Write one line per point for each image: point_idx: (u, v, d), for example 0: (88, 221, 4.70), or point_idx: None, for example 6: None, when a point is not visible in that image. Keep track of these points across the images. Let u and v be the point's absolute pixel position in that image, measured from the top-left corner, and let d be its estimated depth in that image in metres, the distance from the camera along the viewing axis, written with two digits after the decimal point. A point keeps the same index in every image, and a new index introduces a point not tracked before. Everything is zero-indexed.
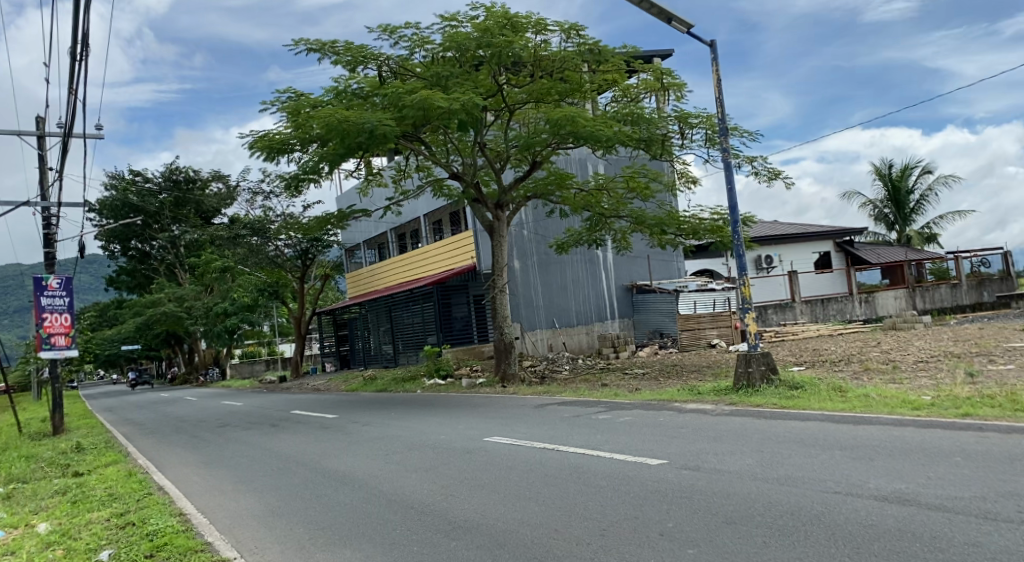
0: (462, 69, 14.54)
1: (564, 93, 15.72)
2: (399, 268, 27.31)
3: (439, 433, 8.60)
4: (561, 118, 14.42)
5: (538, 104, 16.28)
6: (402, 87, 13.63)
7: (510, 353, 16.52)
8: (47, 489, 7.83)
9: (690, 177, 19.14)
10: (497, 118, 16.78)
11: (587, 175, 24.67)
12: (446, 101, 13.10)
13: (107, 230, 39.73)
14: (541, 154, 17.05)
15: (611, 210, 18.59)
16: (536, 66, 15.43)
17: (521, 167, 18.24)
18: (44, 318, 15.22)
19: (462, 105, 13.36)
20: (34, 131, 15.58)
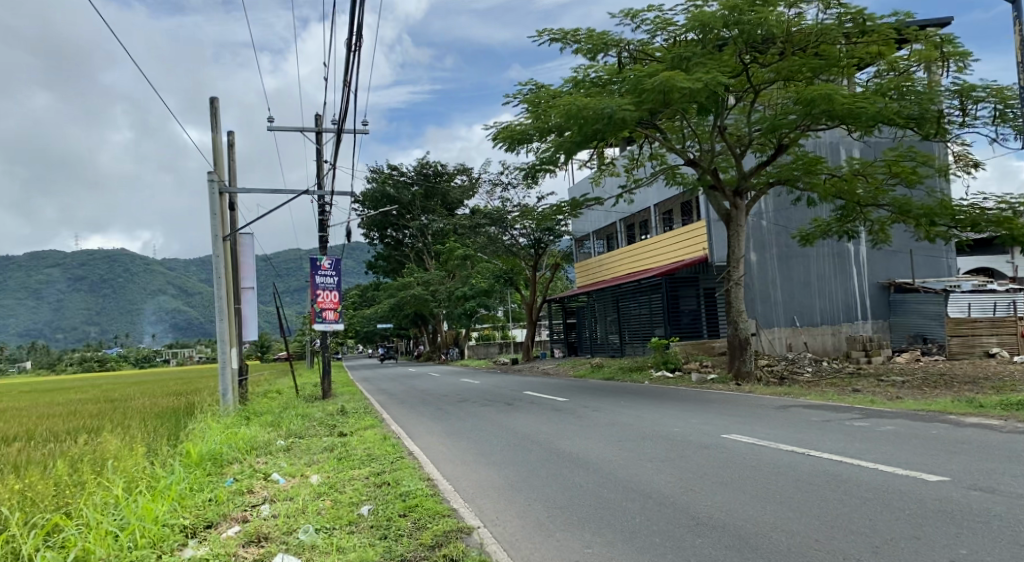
0: (703, 50, 13.82)
1: (819, 70, 14.05)
2: (627, 258, 27.14)
3: (671, 425, 8.27)
4: (816, 96, 12.98)
5: (787, 83, 14.85)
6: (642, 71, 13.39)
7: (745, 350, 15.44)
8: (318, 446, 9.06)
9: (971, 160, 16.15)
10: (739, 100, 15.73)
11: (840, 161, 22.15)
12: (688, 81, 12.64)
13: (370, 219, 45.25)
14: (788, 137, 15.28)
15: (869, 197, 16.40)
16: (785, 43, 13.90)
17: (764, 152, 16.78)
18: (318, 294, 17.71)
19: (705, 85, 12.73)
20: (318, 134, 18.12)
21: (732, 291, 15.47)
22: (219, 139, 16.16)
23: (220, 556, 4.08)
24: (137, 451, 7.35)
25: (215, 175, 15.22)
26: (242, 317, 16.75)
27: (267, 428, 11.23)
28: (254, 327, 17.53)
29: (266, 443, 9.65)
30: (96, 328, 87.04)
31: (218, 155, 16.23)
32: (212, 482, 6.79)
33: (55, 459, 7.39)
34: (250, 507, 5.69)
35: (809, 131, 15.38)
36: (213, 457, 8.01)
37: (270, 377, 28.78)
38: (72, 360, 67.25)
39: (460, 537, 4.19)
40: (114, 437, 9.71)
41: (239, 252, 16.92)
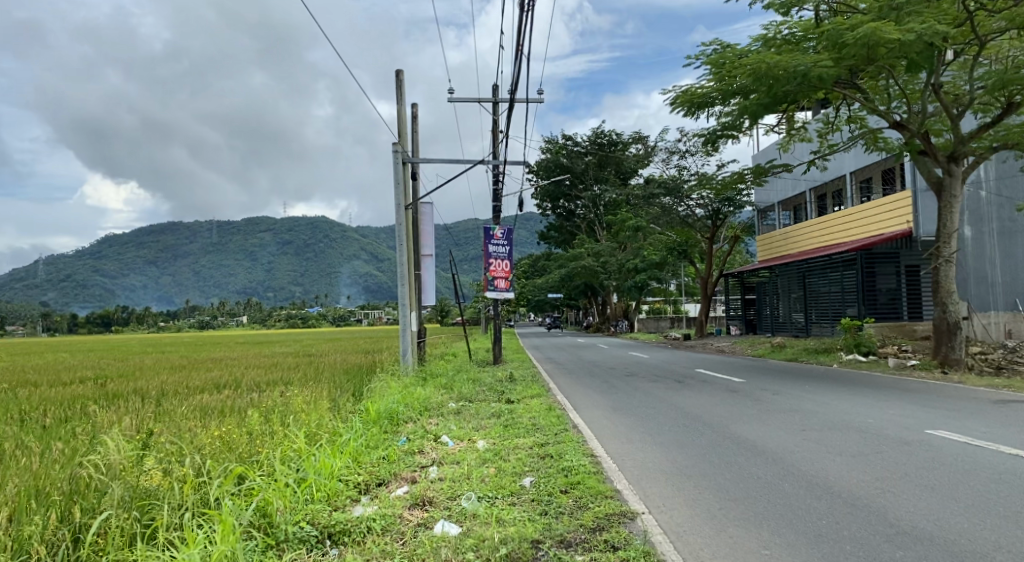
0: None
1: None
2: (817, 231, 24.81)
3: (864, 416, 7.34)
4: None
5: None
6: (843, 21, 11.90)
7: (956, 335, 13.03)
8: (485, 411, 9.33)
9: None
10: (959, 53, 13.17)
11: None
12: (899, 32, 11.07)
13: (543, 188, 45.83)
14: (1023, 94, 12.36)
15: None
16: None
17: (991, 111, 13.90)
18: (491, 263, 18.23)
19: (922, 34, 11.03)
20: (495, 107, 18.46)
21: (941, 270, 13.30)
22: (403, 114, 17.07)
23: (388, 516, 4.45)
24: (325, 407, 8.22)
25: (399, 147, 16.14)
26: (423, 283, 17.82)
27: (440, 391, 11.81)
28: (432, 293, 18.54)
29: (438, 405, 10.17)
30: (302, 289, 97.93)
31: (402, 128, 17.14)
32: (387, 440, 7.41)
33: (260, 408, 8.46)
34: (418, 469, 6.21)
35: None
36: (389, 416, 8.66)
37: (447, 340, 30.49)
38: (283, 316, 76.44)
39: (622, 522, 4.02)
40: (310, 390, 10.81)
41: (420, 221, 17.89)
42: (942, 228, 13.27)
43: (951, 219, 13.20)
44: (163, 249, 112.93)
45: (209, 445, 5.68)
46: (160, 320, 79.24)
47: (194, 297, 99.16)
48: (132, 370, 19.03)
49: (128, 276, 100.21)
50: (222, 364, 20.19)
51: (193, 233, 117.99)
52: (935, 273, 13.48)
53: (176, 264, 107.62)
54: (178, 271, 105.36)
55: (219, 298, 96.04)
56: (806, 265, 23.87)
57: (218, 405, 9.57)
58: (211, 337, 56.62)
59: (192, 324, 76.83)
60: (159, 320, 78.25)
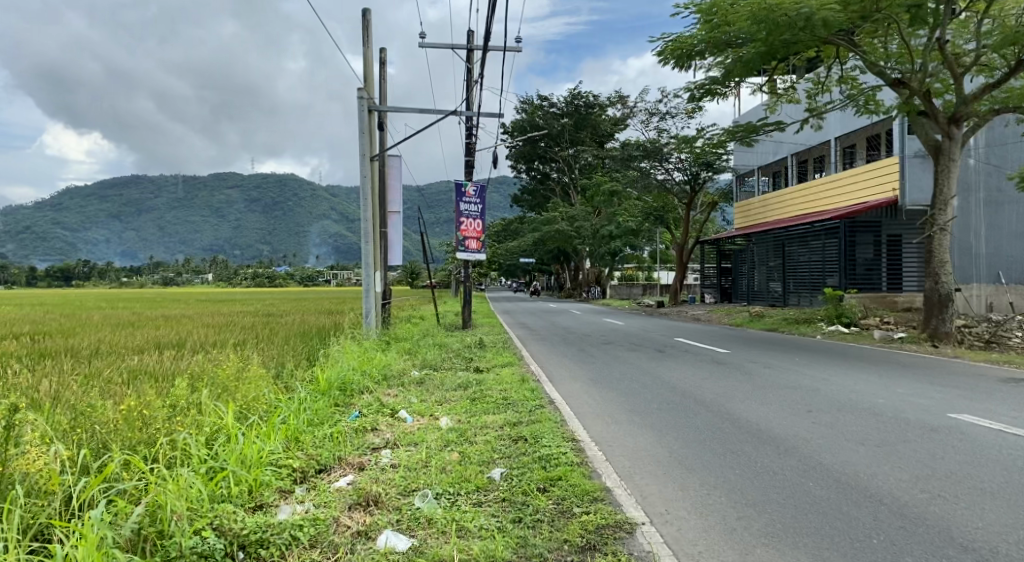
0: None
1: None
2: (797, 198, 24.15)
3: (872, 395, 6.57)
4: None
5: None
6: None
7: (948, 307, 12.20)
8: (451, 381, 8.41)
9: None
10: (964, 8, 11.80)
11: None
12: None
13: (518, 150, 44.51)
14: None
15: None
16: None
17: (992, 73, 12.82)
18: (461, 222, 17.14)
19: None
20: (469, 54, 17.21)
21: (934, 239, 12.33)
22: (370, 57, 15.71)
23: (319, 524, 3.52)
24: (267, 376, 7.26)
25: (365, 92, 14.81)
26: (388, 242, 16.65)
27: (402, 357, 10.88)
28: (399, 253, 17.42)
29: (400, 372, 9.28)
30: (271, 248, 95.41)
31: (369, 73, 15.79)
32: (336, 415, 6.51)
33: (190, 375, 7.43)
34: (368, 453, 5.36)
35: None
36: (340, 387, 7.72)
37: (416, 303, 29.51)
38: (251, 275, 74.40)
39: (619, 538, 3.16)
40: (259, 355, 9.77)
41: (387, 174, 16.65)
42: (937, 194, 12.26)
43: (948, 184, 12.17)
44: (125, 202, 108.81)
45: (110, 420, 4.69)
46: (122, 274, 76.50)
47: (158, 252, 96.02)
48: (74, 326, 17.65)
49: (89, 229, 96.32)
50: (175, 322, 18.96)
51: (157, 187, 113.94)
52: (928, 242, 12.54)
53: (139, 218, 103.84)
54: (141, 225, 101.70)
55: (184, 254, 93.12)
56: (785, 234, 23.27)
57: (147, 369, 8.47)
58: (178, 293, 54.69)
59: (155, 280, 74.25)
60: (121, 275, 75.50)
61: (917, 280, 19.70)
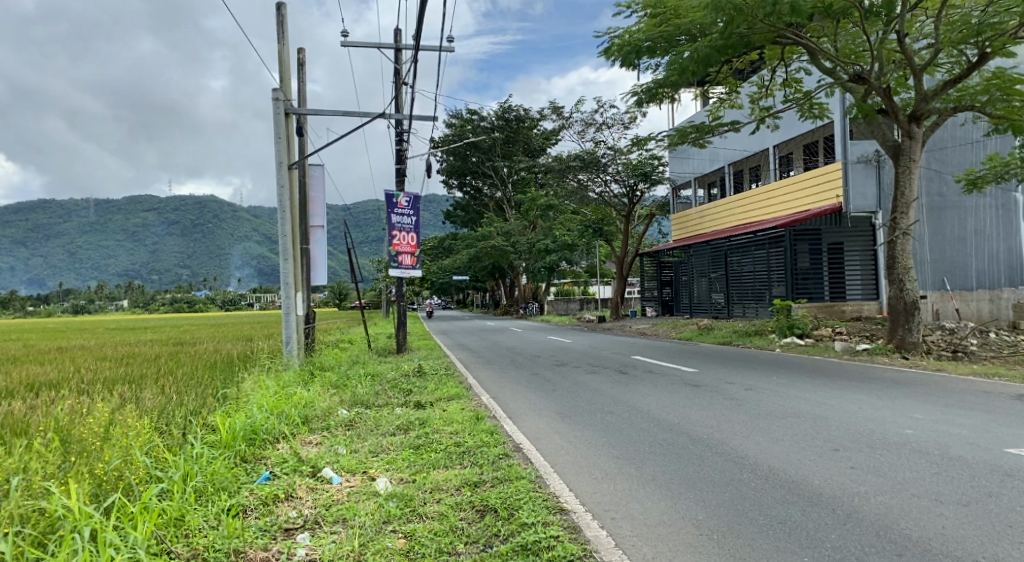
0: None
1: None
2: (737, 208, 23.82)
3: (893, 424, 5.56)
4: None
5: None
6: None
7: (913, 316, 11.66)
8: (386, 422, 6.99)
9: None
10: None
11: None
12: None
13: (449, 165, 43.08)
14: (998, 44, 10.10)
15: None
16: None
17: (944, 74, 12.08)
18: (394, 235, 15.61)
19: None
20: (398, 51, 15.87)
21: (897, 244, 11.74)
22: (285, 51, 14.03)
23: None
24: (148, 428, 5.63)
25: (280, 93, 13.08)
26: (310, 260, 14.91)
27: (328, 391, 9.32)
28: (323, 272, 15.57)
29: (325, 412, 7.76)
30: (191, 272, 90.50)
31: (285, 70, 14.15)
32: (238, 479, 4.98)
33: (46, 426, 5.75)
34: (278, 539, 3.89)
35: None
36: (248, 437, 6.21)
37: (344, 326, 27.60)
38: (169, 300, 69.89)
39: None
40: (149, 395, 8.02)
41: (307, 185, 14.90)
42: (899, 197, 11.61)
43: (909, 185, 11.54)
44: (28, 226, 101.18)
45: None
46: (25, 303, 70.63)
47: (67, 278, 89.52)
48: None
49: None
50: (67, 355, 16.60)
51: (63, 210, 106.12)
52: (890, 246, 11.96)
53: (44, 242, 96.68)
54: (46, 250, 94.35)
55: (94, 280, 86.97)
56: (727, 244, 22.84)
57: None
58: (89, 321, 49.92)
59: (62, 309, 68.73)
60: (24, 304, 69.47)
61: (861, 289, 18.79)
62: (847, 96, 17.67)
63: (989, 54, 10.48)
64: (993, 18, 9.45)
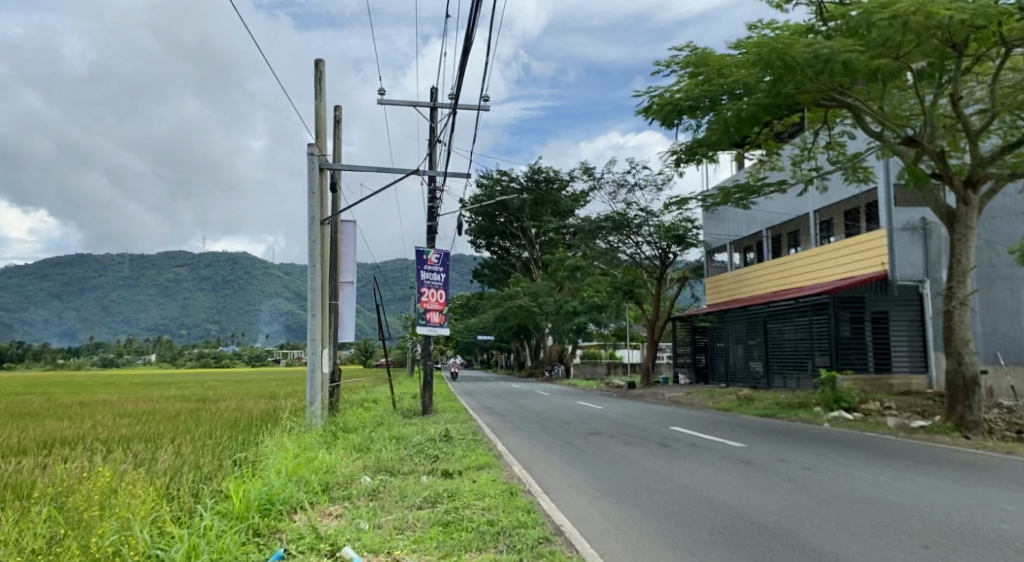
0: None
1: None
2: (775, 273, 23.25)
3: (990, 517, 4.85)
4: None
5: None
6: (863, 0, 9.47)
7: (974, 393, 10.85)
8: (412, 493, 6.46)
9: None
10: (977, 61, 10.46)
11: None
12: (947, 10, 8.53)
13: (478, 226, 43.31)
14: None
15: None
16: None
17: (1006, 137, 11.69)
18: (422, 292, 15.32)
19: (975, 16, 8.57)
20: (435, 109, 16.03)
21: (954, 314, 11.10)
22: (322, 108, 14.20)
23: None
24: (154, 496, 5.20)
25: (316, 148, 13.10)
26: (339, 316, 14.66)
27: (352, 455, 8.82)
28: (351, 329, 15.31)
29: (347, 479, 7.26)
30: (221, 327, 91.57)
31: (321, 127, 14.28)
32: (249, 556, 4.46)
33: (50, 489, 5.36)
34: None
35: None
36: (263, 507, 5.72)
37: (369, 385, 27.17)
38: (198, 355, 70.38)
39: None
40: (164, 456, 7.62)
41: (338, 242, 14.80)
42: (957, 265, 11.11)
43: (965, 253, 11.04)
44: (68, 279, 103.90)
45: None
46: (58, 355, 71.66)
47: (100, 331, 91.02)
48: None
49: (27, 308, 90.76)
50: (91, 410, 16.39)
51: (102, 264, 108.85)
52: (947, 317, 11.33)
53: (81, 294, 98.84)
54: (83, 303, 96.40)
55: (127, 333, 88.36)
56: (764, 310, 22.15)
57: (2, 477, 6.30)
58: (119, 376, 50.14)
59: (94, 362, 69.62)
60: (57, 356, 70.49)
61: (907, 361, 17.83)
62: (892, 161, 17.37)
63: None
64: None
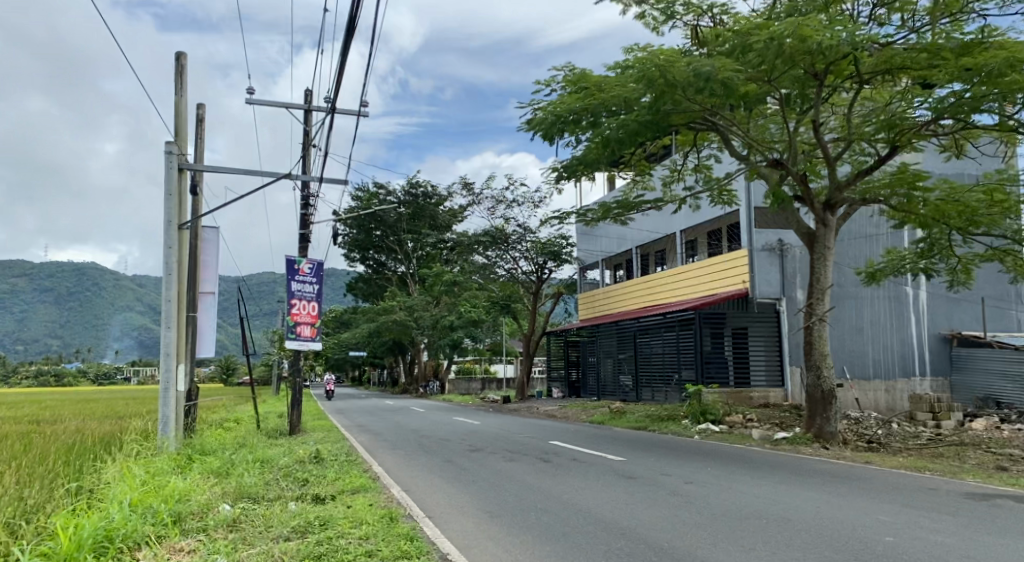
0: (814, 12, 10.10)
1: (946, 58, 9.94)
2: (644, 290, 24.18)
3: (868, 531, 5.11)
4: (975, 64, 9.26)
5: (901, 75, 11.03)
6: (740, 28, 10.08)
7: (831, 405, 11.80)
8: (279, 522, 5.77)
9: (964, 280, 15.60)
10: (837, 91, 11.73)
11: (952, 171, 17.08)
12: (815, 40, 9.22)
13: (352, 238, 41.78)
14: (904, 137, 11.26)
15: (944, 231, 13.19)
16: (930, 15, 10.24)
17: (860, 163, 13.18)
18: (292, 304, 14.30)
19: (836, 49, 9.30)
20: (309, 111, 15.15)
21: (813, 330, 12.08)
22: (181, 103, 12.90)
23: None
24: None
25: (174, 145, 11.81)
26: (198, 329, 13.36)
27: (208, 482, 7.88)
28: (211, 343, 14.01)
29: (202, 508, 6.39)
30: (58, 342, 81.83)
31: (180, 122, 12.97)
32: None
33: None
34: None
35: (928, 133, 11.45)
36: (96, 549, 4.81)
37: (228, 404, 25.06)
38: (26, 372, 62.33)
39: None
40: None
41: (198, 248, 13.50)
42: (816, 283, 12.21)
43: (824, 272, 12.22)
44: None
45: None
46: None
47: None
48: None
49: None
50: None
51: None
52: (807, 334, 12.28)
53: None
54: None
55: None
56: (635, 326, 22.94)
57: None
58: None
59: None
60: None
61: (765, 375, 19.08)
62: (754, 186, 18.76)
63: (897, 148, 11.72)
64: (899, 115, 10.75)
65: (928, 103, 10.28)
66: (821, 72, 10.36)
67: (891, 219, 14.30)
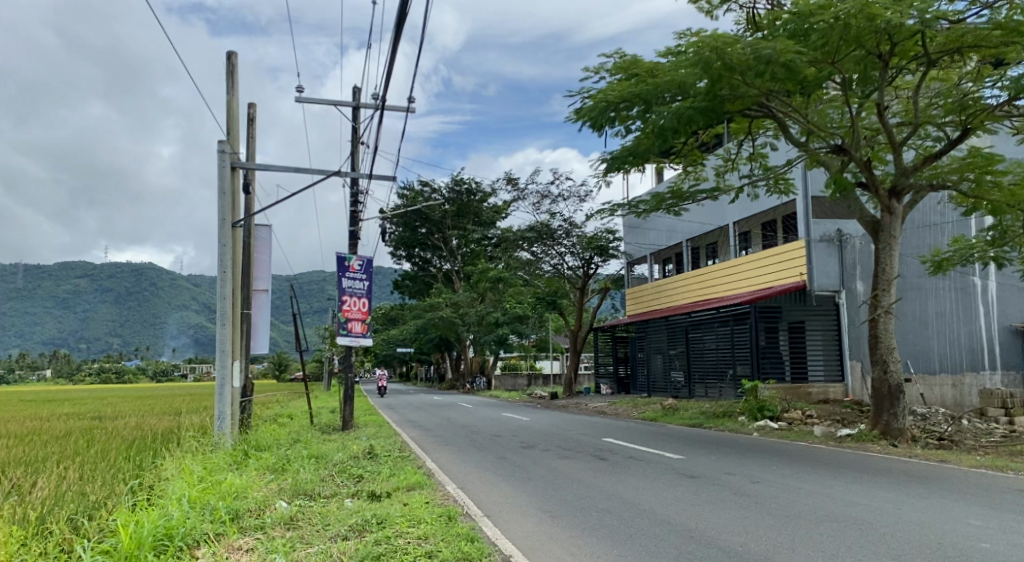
0: None
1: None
2: (696, 283, 23.64)
3: (961, 536, 4.75)
4: None
5: (974, 53, 10.35)
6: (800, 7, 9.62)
7: (899, 401, 11.24)
8: (336, 520, 5.71)
9: None
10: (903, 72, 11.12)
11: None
12: (881, 16, 8.71)
13: (398, 235, 42.13)
14: (978, 119, 10.57)
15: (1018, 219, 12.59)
16: None
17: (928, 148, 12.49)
18: (344, 300, 14.41)
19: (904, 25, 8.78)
20: (357, 109, 15.21)
21: (879, 323, 11.54)
22: (233, 102, 13.08)
23: None
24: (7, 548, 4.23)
25: (226, 145, 11.96)
26: (252, 326, 13.55)
27: (265, 477, 7.93)
28: (264, 339, 14.20)
29: (259, 505, 6.40)
30: (121, 341, 85.19)
31: (233, 121, 13.15)
32: None
33: None
34: None
35: (1005, 113, 10.73)
36: (155, 548, 4.81)
37: (280, 399, 25.52)
38: (91, 370, 65.02)
39: None
40: (36, 485, 6.51)
41: (251, 246, 13.69)
42: (881, 274, 11.63)
43: (889, 262, 11.64)
44: None
45: None
46: None
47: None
48: None
49: None
50: None
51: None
52: (872, 326, 11.74)
53: None
54: None
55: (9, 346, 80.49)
56: (686, 320, 22.43)
57: None
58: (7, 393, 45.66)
59: None
60: None
61: (823, 371, 18.39)
62: (811, 174, 18.07)
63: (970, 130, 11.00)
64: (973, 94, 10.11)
65: (1003, 84, 9.61)
66: (886, 52, 9.82)
67: (962, 206, 13.55)
